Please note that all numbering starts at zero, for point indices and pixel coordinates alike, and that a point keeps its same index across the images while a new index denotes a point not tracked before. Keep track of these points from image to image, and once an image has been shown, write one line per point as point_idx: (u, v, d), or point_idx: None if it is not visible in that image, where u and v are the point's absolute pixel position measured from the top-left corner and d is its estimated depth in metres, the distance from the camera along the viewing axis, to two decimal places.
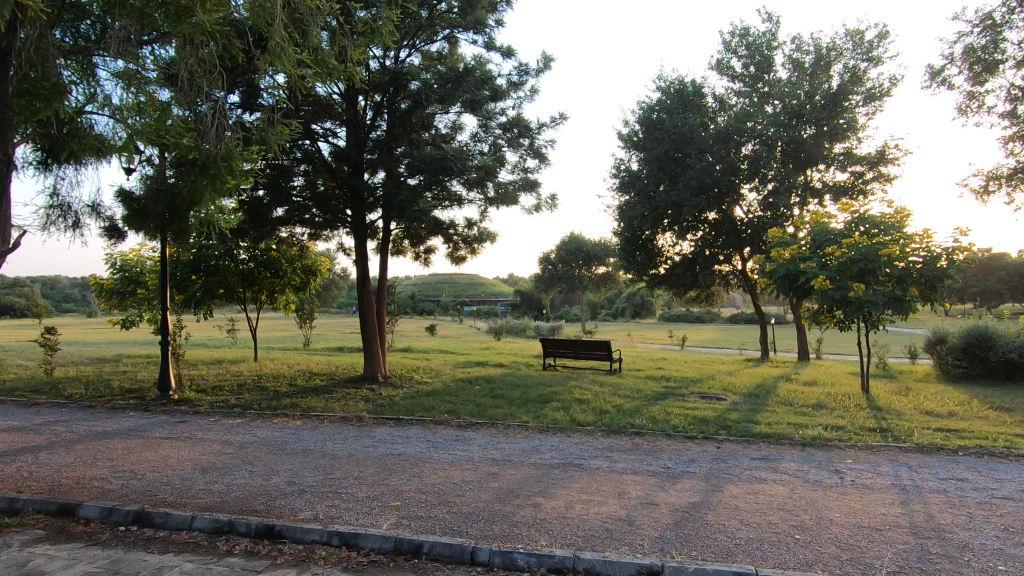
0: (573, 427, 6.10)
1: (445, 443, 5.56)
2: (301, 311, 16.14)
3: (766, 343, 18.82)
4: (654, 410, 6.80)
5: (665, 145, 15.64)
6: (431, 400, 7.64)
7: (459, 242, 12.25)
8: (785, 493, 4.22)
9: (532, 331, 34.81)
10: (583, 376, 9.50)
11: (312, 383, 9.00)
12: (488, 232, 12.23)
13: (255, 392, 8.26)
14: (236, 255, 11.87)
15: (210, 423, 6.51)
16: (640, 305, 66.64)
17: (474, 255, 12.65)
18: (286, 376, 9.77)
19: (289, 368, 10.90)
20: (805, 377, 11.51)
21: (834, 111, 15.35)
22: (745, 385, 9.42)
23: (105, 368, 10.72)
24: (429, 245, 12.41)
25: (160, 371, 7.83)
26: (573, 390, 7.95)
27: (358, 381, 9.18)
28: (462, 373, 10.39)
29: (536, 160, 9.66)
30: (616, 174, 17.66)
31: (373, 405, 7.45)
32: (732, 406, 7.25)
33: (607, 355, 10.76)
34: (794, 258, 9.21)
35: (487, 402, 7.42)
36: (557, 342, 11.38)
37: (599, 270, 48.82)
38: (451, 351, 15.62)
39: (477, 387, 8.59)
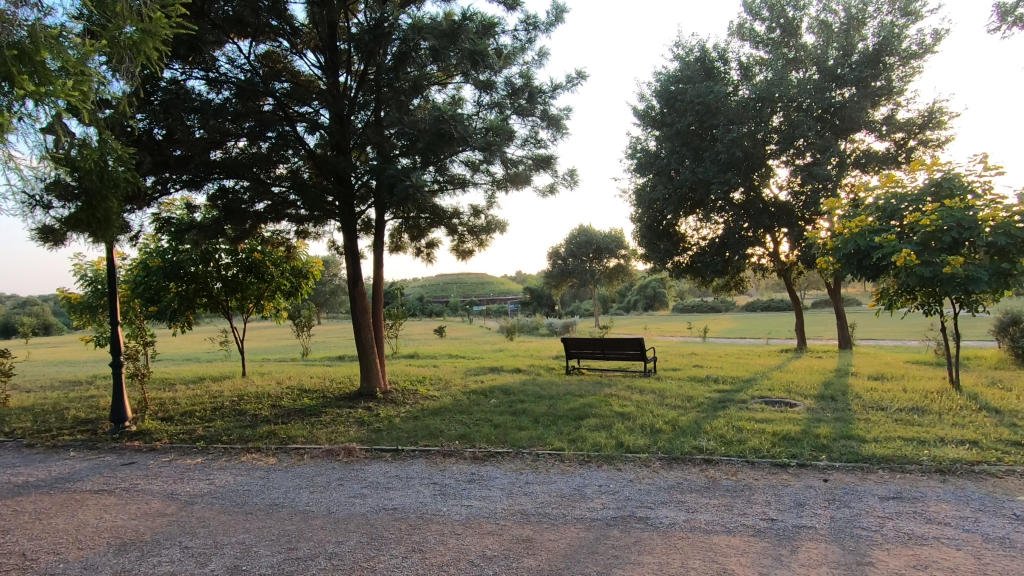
0: (622, 455, 4.69)
1: (457, 487, 4.17)
2: (297, 319, 14.83)
3: (804, 332, 17.28)
4: (719, 425, 5.38)
5: (689, 117, 14.09)
6: (439, 421, 6.26)
7: (465, 234, 10.86)
8: (971, 562, 2.80)
9: (545, 329, 33.43)
10: (618, 382, 8.08)
11: (299, 404, 7.64)
12: (498, 221, 10.86)
13: (229, 419, 6.92)
14: (217, 259, 10.55)
15: (162, 466, 5.17)
16: (653, 297, 65.08)
17: (482, 248, 11.29)
18: (271, 395, 8.40)
19: (277, 385, 9.55)
20: (868, 371, 10.01)
21: (876, 71, 13.76)
22: (811, 385, 7.95)
23: (69, 394, 9.40)
24: (430, 239, 11.05)
25: (113, 399, 6.50)
26: (611, 402, 6.54)
27: (353, 398, 7.81)
28: (475, 382, 8.99)
29: (550, 130, 8.23)
30: (632, 155, 16.22)
31: (368, 430, 6.08)
32: (813, 415, 5.81)
33: (641, 354, 9.34)
34: (863, 232, 7.72)
35: (507, 421, 6.04)
36: (581, 342, 9.97)
37: (611, 263, 47.31)
38: (461, 355, 14.25)
39: (493, 401, 7.19)
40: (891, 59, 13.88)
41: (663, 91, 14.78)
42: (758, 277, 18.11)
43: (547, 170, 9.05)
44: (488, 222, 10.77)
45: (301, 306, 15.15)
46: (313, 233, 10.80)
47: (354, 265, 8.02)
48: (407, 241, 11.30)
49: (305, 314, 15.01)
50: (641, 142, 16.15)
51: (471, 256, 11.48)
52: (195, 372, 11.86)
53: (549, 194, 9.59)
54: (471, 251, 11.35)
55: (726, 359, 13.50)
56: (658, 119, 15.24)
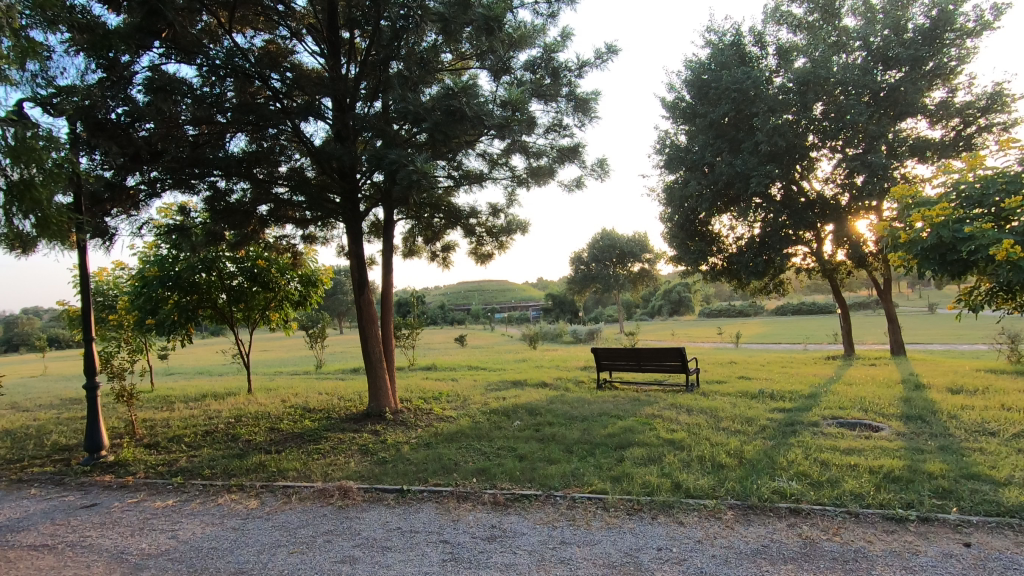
0: (682, 501, 3.71)
1: (473, 549, 3.24)
2: (309, 329, 14.12)
3: (851, 338, 15.96)
4: (797, 458, 4.34)
5: (724, 105, 12.97)
6: (455, 450, 5.35)
7: (484, 236, 9.98)
8: None
9: (569, 336, 32.38)
10: (659, 400, 7.09)
11: (300, 427, 6.80)
12: (519, 221, 9.95)
13: (218, 446, 6.10)
14: (219, 267, 9.84)
15: (126, 511, 4.34)
16: (678, 301, 63.56)
17: (502, 251, 10.39)
18: (272, 416, 7.58)
19: (281, 403, 8.72)
20: (944, 382, 8.78)
21: (933, 49, 12.41)
22: (887, 400, 6.82)
23: (61, 415, 8.72)
24: (446, 242, 10.20)
25: (88, 425, 5.77)
26: (655, 426, 5.54)
27: (360, 420, 6.95)
28: (497, 399, 8.06)
29: (576, 113, 7.29)
30: (661, 151, 15.19)
31: (371, 462, 5.19)
32: (910, 443, 4.73)
33: (682, 366, 8.30)
34: (947, 222, 6.49)
35: (534, 450, 5.10)
36: (614, 352, 8.97)
37: (635, 268, 46.05)
38: (481, 366, 13.35)
39: (517, 424, 6.26)
40: (948, 36, 12.53)
41: (694, 80, 13.75)
42: (799, 278, 16.85)
43: (573, 161, 8.11)
44: (508, 222, 9.89)
45: (315, 317, 14.46)
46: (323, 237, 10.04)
47: (361, 270, 7.19)
48: (422, 245, 10.47)
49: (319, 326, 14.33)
50: (671, 136, 15.12)
51: (490, 259, 10.62)
52: (199, 389, 11.15)
53: (576, 187, 8.66)
54: (491, 255, 10.47)
55: (770, 368, 12.33)
56: (690, 110, 14.21)
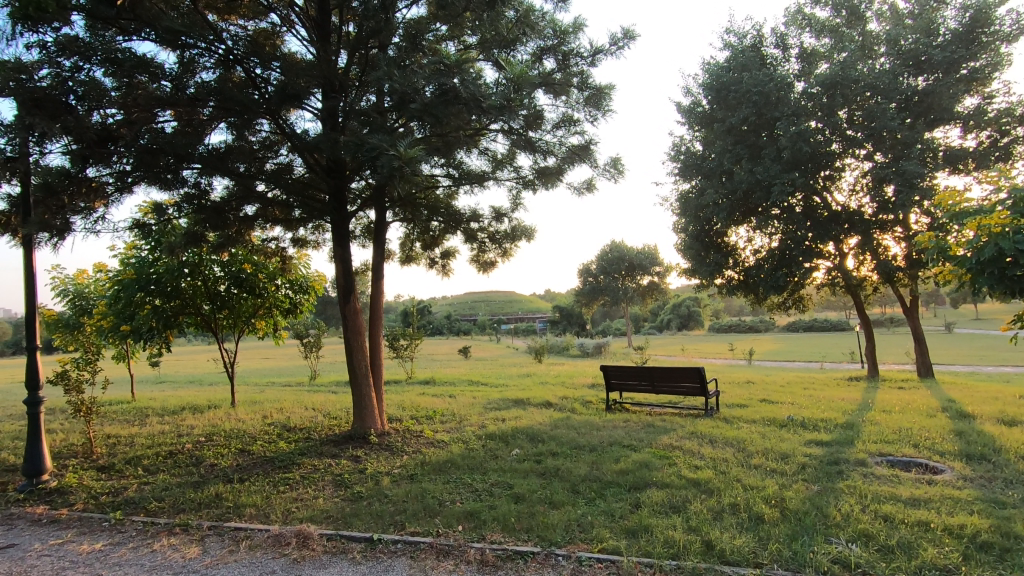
0: (717, 569, 2.94)
1: None
2: (304, 339, 13.49)
3: (876, 358, 15.08)
4: (854, 511, 3.56)
5: (744, 109, 12.25)
6: (442, 485, 4.61)
7: (486, 242, 9.30)
8: None
9: (576, 349, 31.60)
10: (676, 427, 6.33)
11: (274, 449, 6.09)
12: (524, 227, 9.27)
13: (176, 471, 5.39)
14: (203, 271, 9.22)
15: (42, 556, 3.63)
16: (687, 316, 62.60)
17: (506, 259, 9.71)
18: (247, 435, 6.88)
19: (262, 420, 8.01)
20: (992, 412, 7.93)
21: (969, 52, 11.65)
22: (937, 433, 6.02)
23: (23, 427, 8.04)
24: (446, 248, 9.53)
25: (29, 444, 5.07)
26: (675, 461, 4.78)
27: (341, 442, 6.23)
28: (496, 420, 7.32)
29: (588, 107, 6.62)
30: (676, 158, 14.49)
31: (343, 499, 4.45)
32: (984, 492, 3.94)
33: (701, 388, 7.52)
34: (1011, 232, 5.66)
35: (534, 489, 4.35)
36: (624, 371, 8.22)
37: (644, 281, 45.28)
38: (482, 381, 12.60)
39: (516, 453, 5.51)
40: (986, 39, 11.77)
41: (712, 83, 13.07)
42: (819, 294, 16.01)
43: (583, 161, 7.42)
44: (513, 228, 9.21)
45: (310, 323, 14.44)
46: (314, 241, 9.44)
47: (346, 276, 6.52)
48: (420, 251, 9.82)
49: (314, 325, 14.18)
50: (686, 142, 14.45)
51: (493, 268, 9.93)
52: (182, 400, 10.48)
53: (587, 191, 7.95)
54: (495, 263, 9.78)
55: (793, 390, 11.50)
56: (707, 115, 13.52)
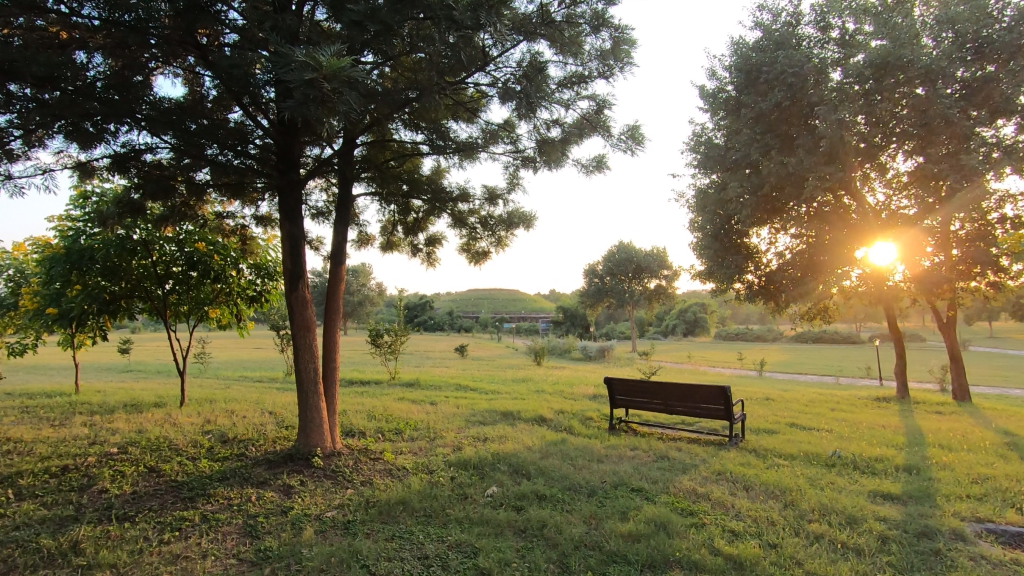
0: None
1: None
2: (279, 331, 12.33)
3: (907, 378, 13.72)
4: None
5: (777, 93, 10.93)
6: (383, 544, 3.35)
7: (478, 227, 8.03)
8: None
9: (578, 352, 30.36)
10: (698, 464, 5.03)
11: (191, 470, 4.87)
12: (522, 213, 8.00)
13: (49, 499, 4.16)
14: (150, 248, 8.04)
15: None
16: (693, 322, 61.22)
17: (500, 250, 8.45)
18: (170, 446, 5.66)
19: (202, 425, 6.79)
20: None
21: None
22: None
23: None
24: (432, 233, 8.28)
25: None
26: (704, 523, 3.51)
27: (277, 464, 5.00)
28: (475, 440, 6.05)
29: (604, 57, 5.37)
30: (696, 148, 13.14)
31: (243, 561, 3.20)
32: None
33: (726, 411, 6.24)
34: None
35: (507, 561, 3.08)
36: (633, 386, 6.95)
37: (651, 284, 43.98)
38: (473, 386, 11.34)
39: (491, 494, 4.23)
40: None
41: (740, 64, 11.73)
42: (847, 304, 14.64)
43: (594, 132, 6.13)
44: (510, 213, 7.93)
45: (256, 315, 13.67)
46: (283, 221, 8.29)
47: (294, 255, 5.26)
48: (402, 237, 8.60)
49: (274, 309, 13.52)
50: (708, 131, 13.13)
51: (486, 260, 8.68)
52: (129, 395, 9.26)
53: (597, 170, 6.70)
54: (489, 254, 8.53)
55: (822, 411, 10.16)
56: (733, 100, 12.18)
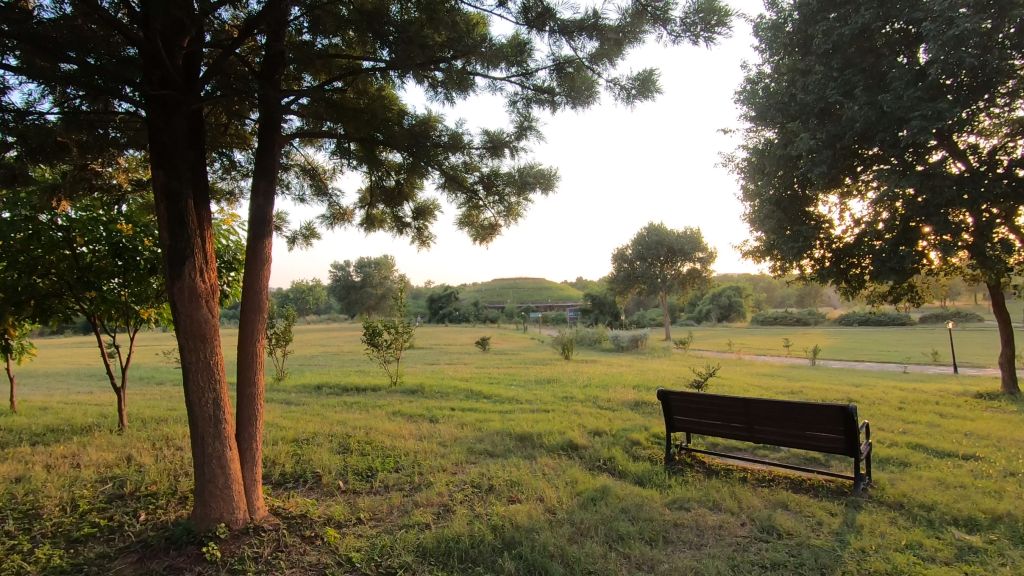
0: None
1: None
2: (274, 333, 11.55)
3: (1015, 369, 11.27)
4: None
5: (864, 14, 8.57)
6: None
7: (481, 190, 6.02)
8: None
9: (609, 343, 28.26)
10: (838, 553, 2.99)
11: (17, 566, 3.08)
12: (539, 170, 5.96)
13: None
14: (67, 233, 6.35)
15: None
16: (727, 306, 58.23)
17: (512, 222, 6.48)
18: (32, 510, 3.92)
19: (111, 465, 5.05)
20: None
21: None
22: None
23: None
24: (422, 201, 6.34)
25: None
26: None
27: (154, 556, 3.17)
28: (474, 494, 4.12)
29: None
30: (751, 97, 10.80)
31: None
32: None
33: (850, 443, 4.15)
34: None
35: None
36: (701, 403, 4.91)
37: (685, 268, 41.39)
38: (487, 392, 9.45)
39: None
40: None
41: None
42: (936, 283, 12.19)
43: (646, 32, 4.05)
44: (523, 172, 5.94)
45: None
46: (232, 198, 6.47)
47: (178, 226, 3.35)
48: (385, 210, 6.69)
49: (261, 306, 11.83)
50: (765, 75, 10.80)
51: (496, 237, 6.72)
52: (68, 415, 7.65)
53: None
54: (498, 229, 6.56)
55: (931, 419, 7.96)
56: (801, 32, 9.80)
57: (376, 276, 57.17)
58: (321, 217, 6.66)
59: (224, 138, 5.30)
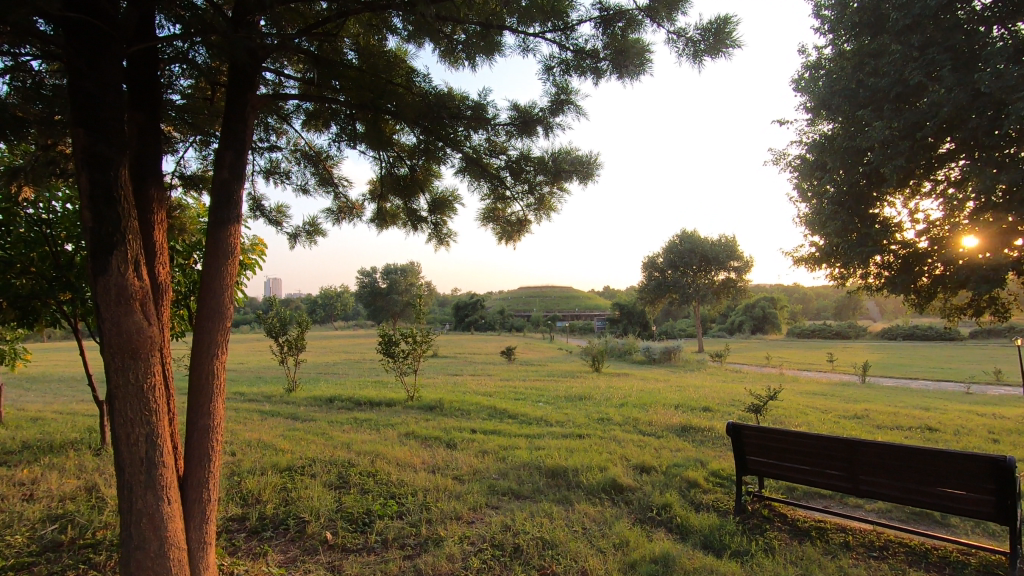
0: None
1: None
2: (288, 340, 10.84)
3: None
4: None
5: None
6: None
7: (509, 179, 5.12)
8: None
9: (641, 355, 27.02)
10: None
11: None
12: (578, 156, 5.02)
13: None
14: (45, 229, 5.74)
15: None
16: (761, 318, 56.11)
17: (544, 218, 5.55)
18: None
19: (66, 497, 4.27)
20: None
21: None
22: None
23: None
24: (441, 192, 5.46)
25: None
26: None
27: None
28: (496, 562, 3.17)
29: None
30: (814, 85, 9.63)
31: None
32: None
33: (1002, 509, 3.06)
34: None
35: None
36: (785, 442, 3.87)
37: (719, 277, 39.74)
38: (513, 409, 8.51)
39: None
40: None
41: None
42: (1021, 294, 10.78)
43: None
44: (558, 156, 5.02)
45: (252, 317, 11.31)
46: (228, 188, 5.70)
47: (104, 204, 2.50)
48: (399, 204, 5.84)
49: (274, 312, 11.14)
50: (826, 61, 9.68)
51: (524, 236, 5.80)
52: (55, 429, 7.00)
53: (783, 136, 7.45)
54: (527, 226, 5.64)
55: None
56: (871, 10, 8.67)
57: (401, 283, 56.83)
58: (327, 211, 5.84)
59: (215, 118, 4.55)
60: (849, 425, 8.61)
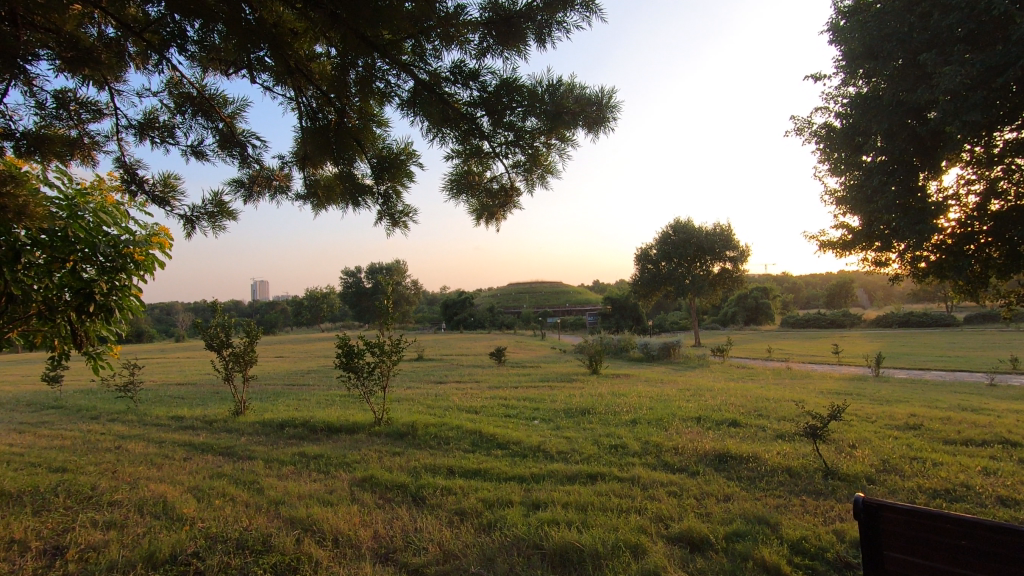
0: None
1: None
2: (234, 352, 9.19)
3: None
4: None
5: None
6: None
7: (486, 121, 3.54)
8: None
9: (637, 352, 25.52)
10: None
11: None
12: (587, 93, 3.46)
13: None
14: None
15: None
16: (754, 309, 55.10)
17: (537, 186, 4.00)
18: None
19: None
20: None
21: None
22: None
23: None
24: (391, 150, 3.87)
25: None
26: None
27: None
28: None
29: None
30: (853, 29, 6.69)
31: None
32: None
33: None
34: None
35: None
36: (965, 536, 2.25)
37: (715, 268, 38.35)
38: (500, 433, 6.88)
39: None
40: None
41: None
42: None
43: None
44: (555, 91, 3.43)
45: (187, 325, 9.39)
46: (85, 151, 4.02)
47: None
48: (333, 172, 4.20)
49: (216, 318, 9.21)
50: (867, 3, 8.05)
51: (510, 214, 4.22)
52: None
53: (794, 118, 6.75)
54: (514, 197, 4.04)
55: None
56: None
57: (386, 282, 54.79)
58: (234, 182, 4.21)
59: (34, 21, 3.10)
60: (910, 439, 7.13)
